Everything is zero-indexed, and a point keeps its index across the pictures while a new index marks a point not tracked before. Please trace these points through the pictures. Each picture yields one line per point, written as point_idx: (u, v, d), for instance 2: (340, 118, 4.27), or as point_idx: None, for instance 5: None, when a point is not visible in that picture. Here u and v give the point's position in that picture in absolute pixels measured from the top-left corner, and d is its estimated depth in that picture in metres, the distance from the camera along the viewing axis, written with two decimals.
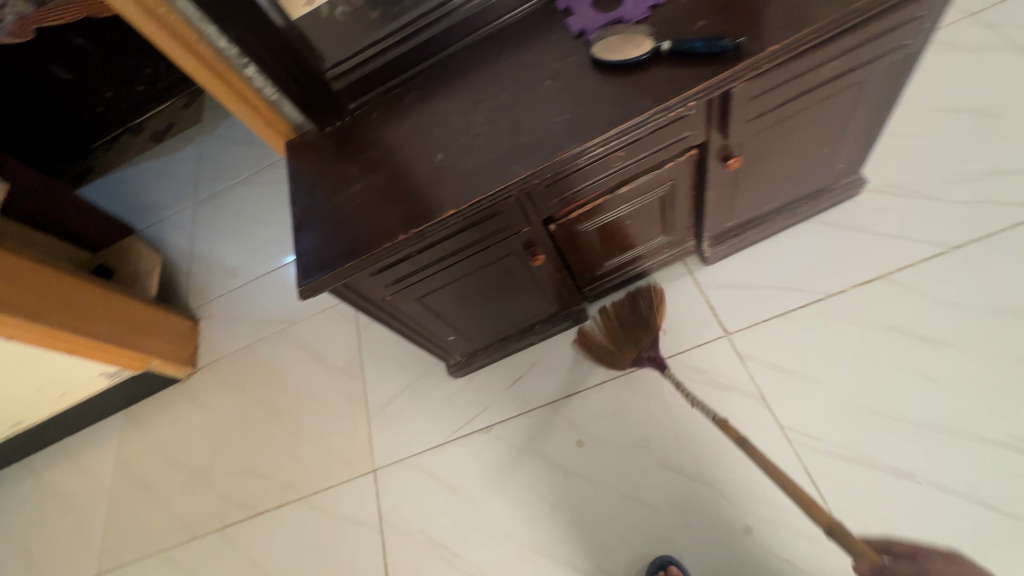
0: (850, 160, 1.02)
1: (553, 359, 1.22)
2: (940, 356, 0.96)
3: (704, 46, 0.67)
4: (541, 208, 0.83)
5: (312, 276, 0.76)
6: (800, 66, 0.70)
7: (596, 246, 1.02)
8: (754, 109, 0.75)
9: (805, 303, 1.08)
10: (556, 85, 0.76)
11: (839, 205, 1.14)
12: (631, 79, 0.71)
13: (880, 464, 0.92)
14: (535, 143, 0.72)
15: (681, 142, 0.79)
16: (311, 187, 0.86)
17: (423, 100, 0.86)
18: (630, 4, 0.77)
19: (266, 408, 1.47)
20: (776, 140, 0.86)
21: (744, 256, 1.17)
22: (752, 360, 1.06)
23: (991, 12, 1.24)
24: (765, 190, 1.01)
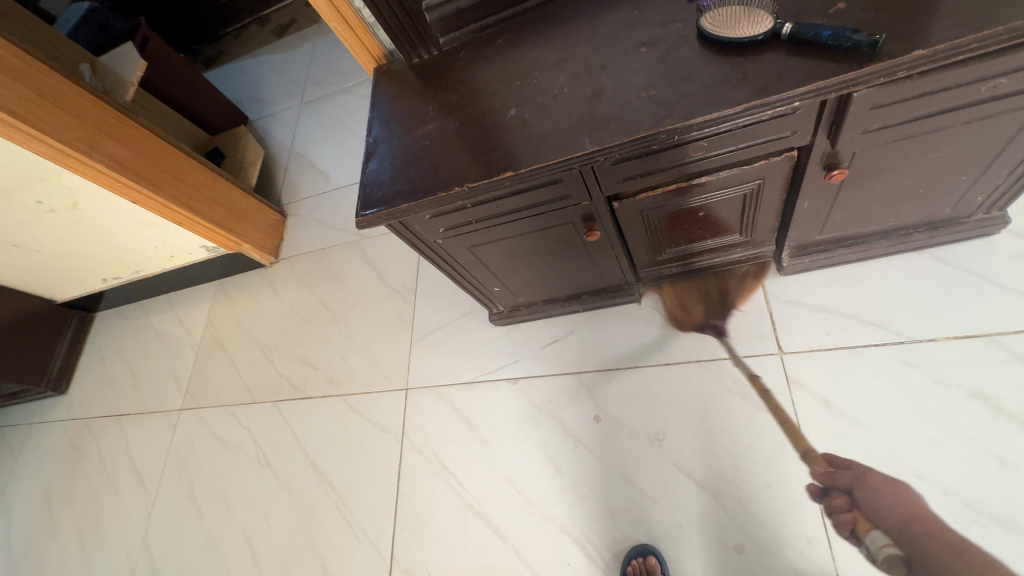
0: (994, 195, 0.86)
1: (593, 331, 1.21)
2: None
3: (831, 38, 0.57)
4: (605, 185, 0.79)
5: (371, 209, 0.80)
6: (950, 78, 0.57)
7: (661, 232, 0.97)
8: (876, 119, 0.64)
9: (880, 343, 0.97)
10: (651, 55, 0.69)
11: (963, 243, 0.98)
12: (735, 61, 0.63)
13: (907, 531, 0.85)
14: (609, 117, 0.68)
15: (778, 142, 0.70)
16: (387, 119, 0.88)
17: (511, 47, 0.82)
18: None
19: (327, 309, 1.62)
20: (898, 157, 0.74)
21: (828, 275, 1.06)
22: (799, 387, 0.99)
23: None
24: (872, 209, 0.88)
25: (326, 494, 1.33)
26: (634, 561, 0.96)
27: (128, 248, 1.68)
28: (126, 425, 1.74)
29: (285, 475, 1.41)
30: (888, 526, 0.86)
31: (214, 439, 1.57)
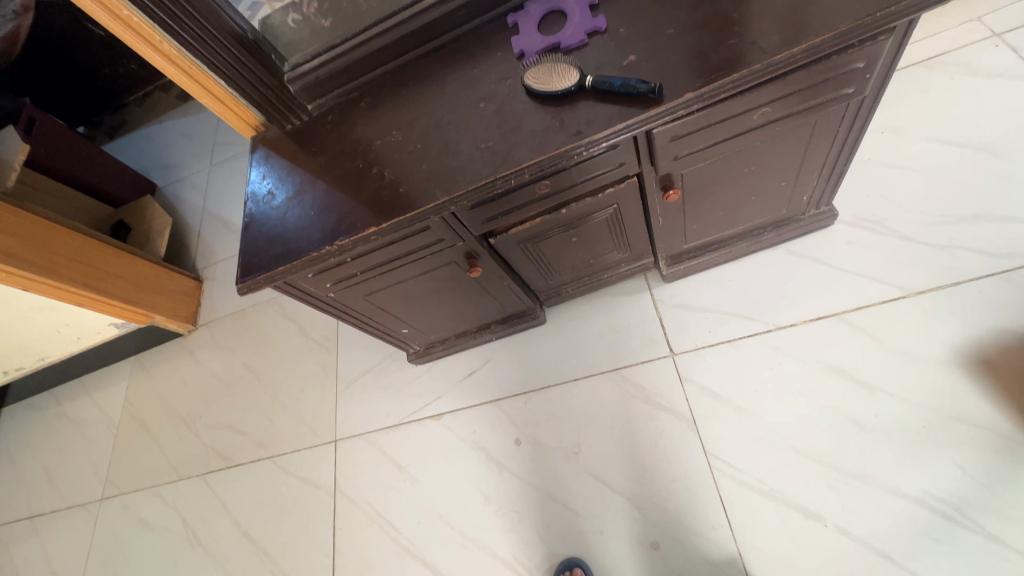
0: (817, 193, 0.99)
1: (507, 357, 1.26)
2: (876, 404, 0.95)
3: (623, 86, 0.66)
4: (473, 226, 0.85)
5: (250, 275, 0.82)
6: (725, 111, 0.68)
7: (545, 258, 1.04)
8: (683, 148, 0.74)
9: (753, 333, 1.08)
10: (489, 108, 0.77)
11: (809, 234, 1.11)
12: (555, 111, 0.71)
13: (793, 503, 0.93)
14: (457, 168, 0.75)
15: (611, 173, 0.79)
16: (264, 186, 0.91)
17: (372, 108, 0.88)
18: (571, 27, 0.75)
19: (250, 371, 1.59)
20: (721, 172, 0.84)
21: (704, 277, 1.16)
22: (691, 384, 1.08)
23: (1020, 34, 1.14)
24: (720, 216, 0.99)
25: (261, 564, 1.29)
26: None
27: (29, 336, 1.60)
28: (42, 527, 1.62)
29: (218, 551, 1.35)
30: (778, 500, 0.94)
31: (140, 525, 1.49)
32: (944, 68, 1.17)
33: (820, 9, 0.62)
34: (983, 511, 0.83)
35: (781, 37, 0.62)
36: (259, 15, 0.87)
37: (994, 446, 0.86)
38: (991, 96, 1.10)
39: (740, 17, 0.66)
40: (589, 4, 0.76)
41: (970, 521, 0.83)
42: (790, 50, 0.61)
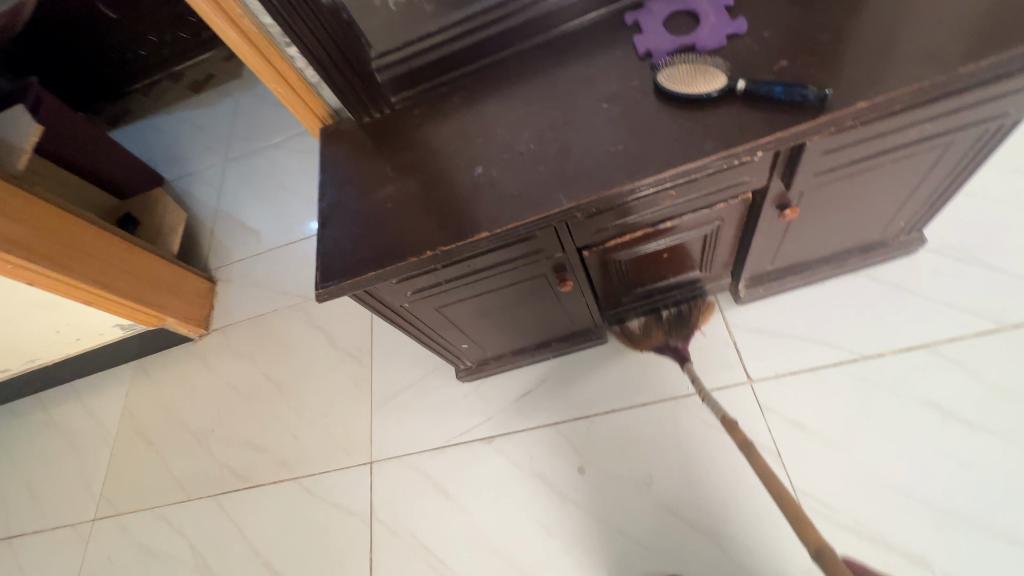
0: (914, 219, 0.95)
1: (566, 378, 1.19)
2: (975, 441, 0.90)
3: (784, 94, 0.61)
4: (579, 236, 0.78)
5: (331, 279, 0.73)
6: (884, 125, 0.63)
7: (628, 274, 0.97)
8: (825, 163, 0.69)
9: (838, 361, 1.03)
10: (614, 110, 0.70)
11: (890, 261, 1.07)
12: (698, 116, 0.65)
13: (894, 546, 0.87)
14: (582, 173, 0.68)
15: (738, 186, 0.73)
16: (340, 181, 0.82)
17: (469, 105, 0.81)
18: (706, 29, 0.70)
19: (272, 382, 1.47)
20: (841, 192, 0.80)
21: (779, 301, 1.11)
22: (774, 414, 1.02)
23: None
24: (817, 239, 0.94)
25: None
26: None
27: (22, 334, 1.44)
28: (22, 549, 1.45)
29: None
30: (875, 542, 0.88)
31: (139, 550, 1.34)
32: None
33: (1003, 22, 0.59)
34: None
35: (961, 50, 0.58)
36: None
37: None
38: None
39: (908, 27, 0.62)
40: (724, 6, 0.71)
41: None
42: (976, 63, 0.57)
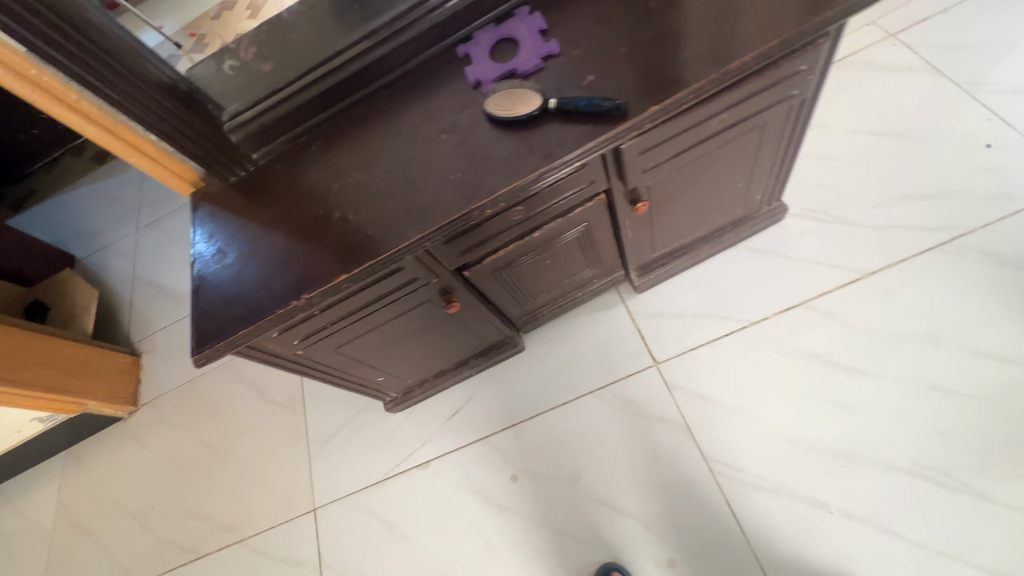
0: (768, 191, 1.04)
1: (491, 391, 1.22)
2: (853, 383, 0.98)
3: (588, 106, 0.66)
4: (448, 260, 0.82)
5: (208, 343, 0.74)
6: (685, 122, 0.70)
7: (519, 284, 1.02)
8: (650, 160, 0.75)
9: (730, 331, 1.10)
10: (451, 139, 0.74)
11: (764, 231, 1.16)
12: (522, 136, 0.70)
13: (796, 493, 0.94)
14: (427, 204, 0.71)
15: (582, 192, 0.78)
16: (212, 243, 0.84)
17: (325, 151, 0.83)
18: (524, 53, 0.75)
19: (209, 447, 1.44)
20: (684, 180, 0.86)
21: (672, 285, 1.18)
22: (680, 391, 1.08)
23: (911, 32, 1.26)
24: (685, 223, 1.01)
25: None
26: None
27: None
28: None
29: None
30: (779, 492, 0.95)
31: None
32: (855, 67, 1.27)
33: (761, 18, 0.66)
34: (970, 471, 0.87)
35: (729, 48, 0.65)
36: (181, 69, 0.80)
37: (967, 406, 0.91)
38: (898, 88, 1.21)
39: (690, 32, 0.69)
40: (539, 31, 0.77)
41: (960, 483, 0.87)
42: (742, 58, 0.64)
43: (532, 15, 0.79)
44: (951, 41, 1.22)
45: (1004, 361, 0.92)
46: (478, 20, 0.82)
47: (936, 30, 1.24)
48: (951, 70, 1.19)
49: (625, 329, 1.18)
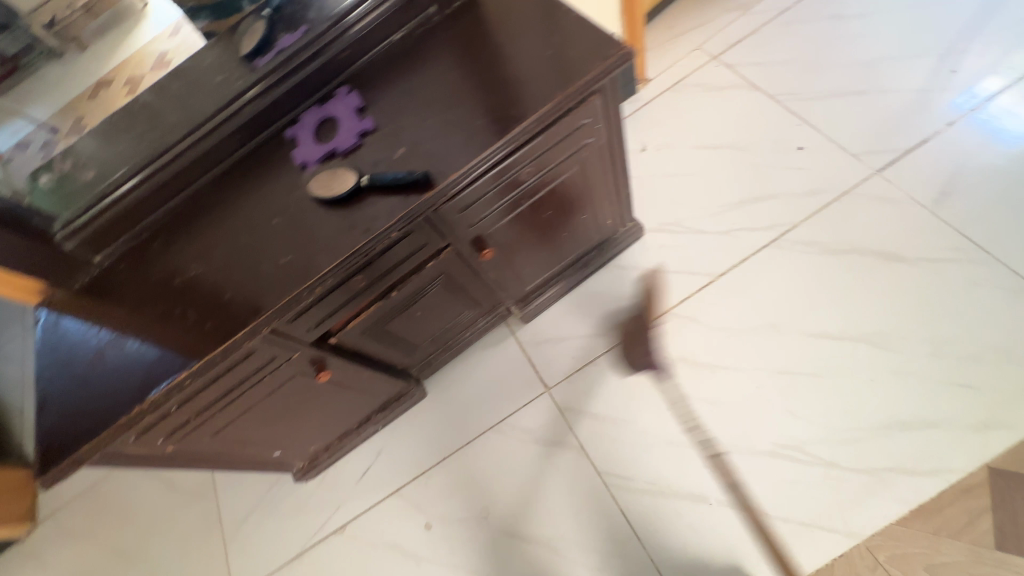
0: (617, 215, 1.12)
1: (399, 442, 1.23)
2: (717, 380, 1.07)
3: (393, 180, 0.71)
4: (303, 334, 0.83)
5: (50, 465, 0.71)
6: (492, 179, 0.77)
7: (398, 338, 1.05)
8: (473, 214, 0.81)
9: (609, 348, 1.17)
10: (281, 221, 0.77)
11: (628, 249, 1.25)
12: (343, 213, 0.74)
13: (679, 491, 1.01)
14: (261, 289, 0.74)
15: (420, 251, 0.83)
16: (50, 356, 0.80)
17: (167, 246, 0.84)
18: (343, 132, 0.80)
19: (119, 552, 1.36)
20: (524, 223, 0.93)
21: (555, 311, 1.25)
22: (571, 412, 1.13)
23: (731, 53, 1.41)
24: (546, 256, 1.08)
25: None
26: None
27: None
28: None
29: None
30: (665, 494, 1.02)
31: None
32: (690, 90, 1.41)
33: (538, 83, 0.73)
34: (821, 445, 0.96)
35: (513, 113, 0.72)
36: (55, 152, 0.85)
37: (812, 385, 1.00)
38: (725, 104, 1.35)
39: (482, 100, 0.76)
40: (356, 108, 0.82)
41: (813, 457, 0.96)
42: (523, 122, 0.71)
43: (350, 94, 0.84)
44: (764, 58, 1.38)
45: (836, 339, 1.03)
46: (303, 103, 0.87)
47: (749, 50, 1.40)
48: (766, 84, 1.34)
49: (517, 360, 1.23)
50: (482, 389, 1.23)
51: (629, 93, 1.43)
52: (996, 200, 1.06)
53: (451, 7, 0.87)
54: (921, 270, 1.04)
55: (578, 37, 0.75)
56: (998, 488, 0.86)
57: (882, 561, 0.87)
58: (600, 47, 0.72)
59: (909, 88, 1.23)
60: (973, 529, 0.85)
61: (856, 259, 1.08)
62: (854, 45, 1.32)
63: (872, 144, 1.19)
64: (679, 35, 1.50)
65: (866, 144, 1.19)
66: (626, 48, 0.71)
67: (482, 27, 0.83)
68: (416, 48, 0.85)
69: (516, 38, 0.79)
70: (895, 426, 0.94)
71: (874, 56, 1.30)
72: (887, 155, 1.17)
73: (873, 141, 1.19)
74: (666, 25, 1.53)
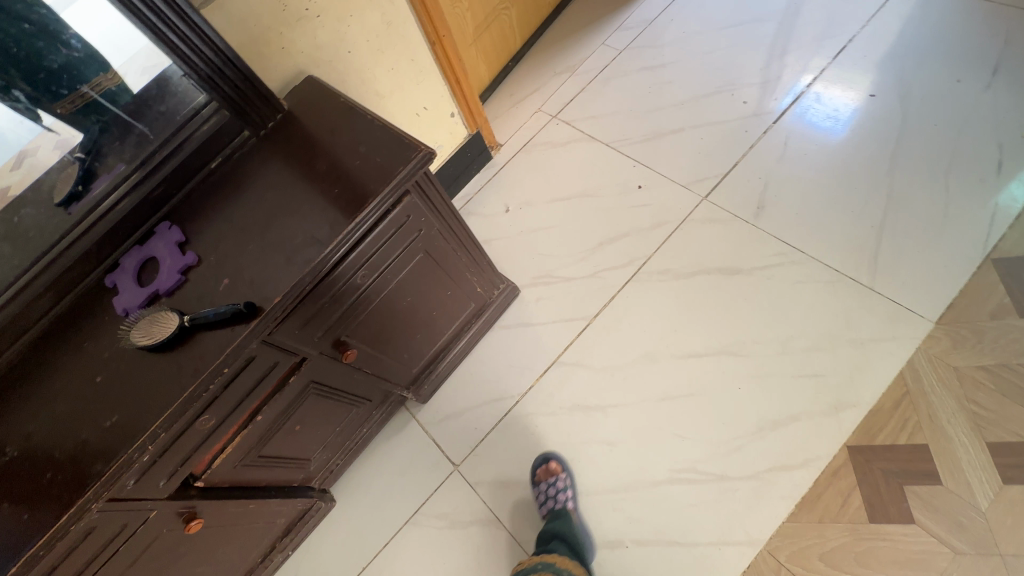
0: (485, 281, 1.16)
1: (314, 563, 1.14)
2: (609, 419, 1.10)
3: (216, 316, 0.70)
4: (155, 491, 0.76)
5: None
6: (326, 290, 0.77)
7: (282, 457, 0.99)
8: (318, 325, 0.81)
9: (507, 410, 1.18)
10: (106, 378, 0.73)
11: (509, 308, 1.29)
12: (171, 358, 0.71)
13: (596, 542, 1.01)
14: (86, 460, 0.67)
15: (272, 373, 0.80)
16: None
17: None
18: (164, 272, 0.78)
19: None
20: (383, 316, 0.94)
21: (450, 384, 1.25)
22: (482, 486, 1.12)
23: (567, 111, 1.55)
24: (421, 337, 1.09)
25: None
26: (542, 470, 1.07)
27: None
28: None
29: None
30: None
31: None
32: (538, 148, 1.52)
33: (349, 191, 0.76)
34: (710, 461, 1.01)
35: (330, 226, 0.74)
36: None
37: (691, 405, 1.07)
38: (571, 157, 1.47)
39: (299, 216, 0.77)
40: (177, 244, 0.80)
41: (706, 474, 1.00)
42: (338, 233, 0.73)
43: (170, 229, 0.82)
44: (595, 111, 1.53)
45: (703, 356, 1.11)
46: (121, 246, 0.83)
47: (583, 106, 1.55)
48: (601, 133, 1.48)
49: (423, 443, 1.20)
50: (391, 484, 1.18)
51: (484, 160, 1.52)
52: (802, 204, 1.22)
53: (266, 128, 0.90)
54: (757, 279, 1.15)
55: (381, 142, 0.79)
56: (858, 464, 0.95)
57: (784, 562, 0.91)
58: (402, 149, 0.77)
59: (717, 118, 1.41)
60: (848, 508, 0.92)
61: (704, 278, 1.19)
62: (667, 89, 1.50)
63: (697, 172, 1.34)
64: (520, 101, 1.63)
65: (692, 172, 1.34)
66: (424, 148, 0.76)
67: (295, 145, 0.86)
68: (235, 173, 0.86)
69: (326, 150, 0.82)
70: (766, 427, 1.01)
71: (684, 96, 1.47)
72: (711, 180, 1.31)
73: (698, 170, 1.34)
74: (508, 93, 1.67)
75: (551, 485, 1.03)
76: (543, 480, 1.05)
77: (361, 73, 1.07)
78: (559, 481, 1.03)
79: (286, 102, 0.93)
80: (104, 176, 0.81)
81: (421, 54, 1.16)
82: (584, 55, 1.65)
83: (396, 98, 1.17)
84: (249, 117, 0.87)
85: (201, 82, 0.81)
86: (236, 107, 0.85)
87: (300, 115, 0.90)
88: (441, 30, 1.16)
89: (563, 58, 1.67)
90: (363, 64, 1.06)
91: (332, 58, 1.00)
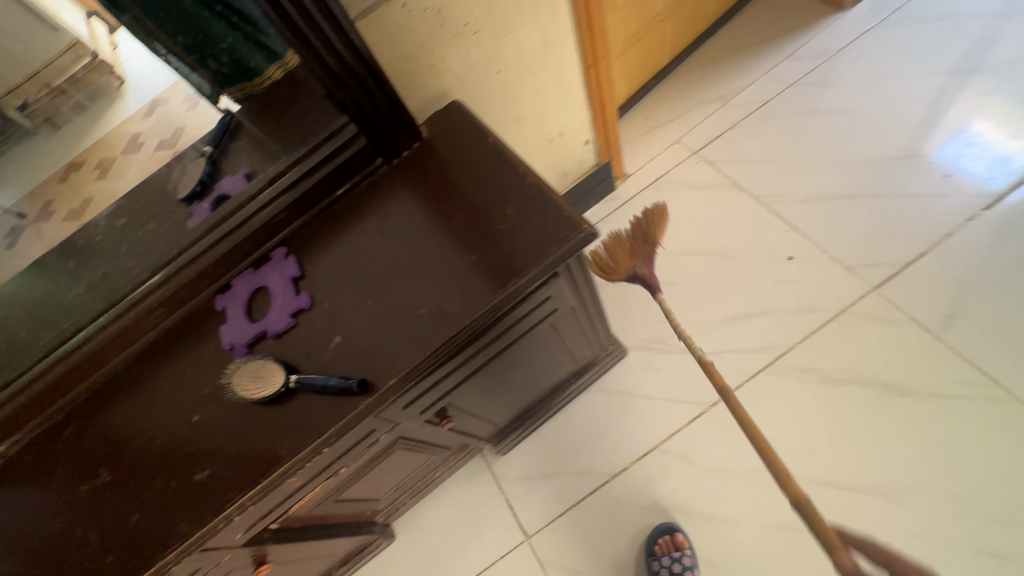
0: (596, 343, 1.03)
1: None
2: (715, 533, 0.96)
3: (325, 386, 0.62)
4: (232, 540, 0.71)
5: None
6: (445, 370, 0.67)
7: (355, 499, 0.93)
8: (427, 400, 0.71)
9: (593, 488, 1.05)
10: (202, 418, 0.68)
11: (613, 369, 1.15)
12: (270, 416, 0.64)
13: None
14: (173, 511, 0.63)
15: (368, 439, 0.72)
16: None
17: (79, 438, 0.72)
18: (275, 310, 0.71)
19: None
20: (490, 383, 0.83)
21: (534, 440, 1.14)
22: (553, 569, 1.01)
23: (711, 149, 1.35)
24: (518, 398, 0.98)
25: None
26: (663, 540, 0.95)
27: None
28: None
29: None
30: None
31: None
32: (669, 187, 1.33)
33: (490, 263, 0.64)
34: None
35: (463, 303, 0.63)
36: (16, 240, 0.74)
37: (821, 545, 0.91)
38: (710, 206, 1.28)
39: (427, 280, 0.66)
40: (292, 278, 0.73)
41: None
42: (473, 316, 0.62)
43: (286, 259, 0.75)
44: (746, 154, 1.32)
45: (844, 489, 0.93)
46: (235, 266, 0.77)
47: (732, 146, 1.34)
48: (750, 182, 1.27)
49: (495, 499, 1.11)
50: (455, 535, 1.10)
51: (607, 189, 1.36)
52: (1009, 323, 0.98)
53: (400, 157, 0.80)
54: (930, 407, 0.95)
55: (534, 207, 0.66)
56: None
57: None
58: (559, 223, 0.64)
59: (907, 186, 1.16)
60: None
61: (858, 393, 0.98)
62: (842, 140, 1.27)
63: (869, 252, 1.11)
64: (657, 126, 1.44)
65: (863, 251, 1.11)
66: (588, 229, 0.62)
67: (430, 184, 0.75)
68: (361, 207, 0.77)
69: (466, 201, 0.71)
70: None
71: (864, 154, 1.23)
72: (889, 267, 1.08)
73: (870, 248, 1.11)
74: (643, 115, 1.48)
75: (676, 560, 0.91)
76: (664, 552, 0.94)
77: (504, 95, 0.94)
78: (685, 559, 0.91)
79: (426, 126, 0.82)
80: (229, 175, 0.79)
81: (571, 76, 1.01)
82: (741, 83, 1.43)
83: (533, 122, 1.04)
84: (385, 144, 0.77)
85: (342, 105, 0.72)
86: (374, 134, 0.76)
87: (439, 146, 0.79)
88: (601, 51, 1.00)
89: (714, 82, 1.45)
90: (508, 86, 0.93)
91: (478, 78, 0.88)
